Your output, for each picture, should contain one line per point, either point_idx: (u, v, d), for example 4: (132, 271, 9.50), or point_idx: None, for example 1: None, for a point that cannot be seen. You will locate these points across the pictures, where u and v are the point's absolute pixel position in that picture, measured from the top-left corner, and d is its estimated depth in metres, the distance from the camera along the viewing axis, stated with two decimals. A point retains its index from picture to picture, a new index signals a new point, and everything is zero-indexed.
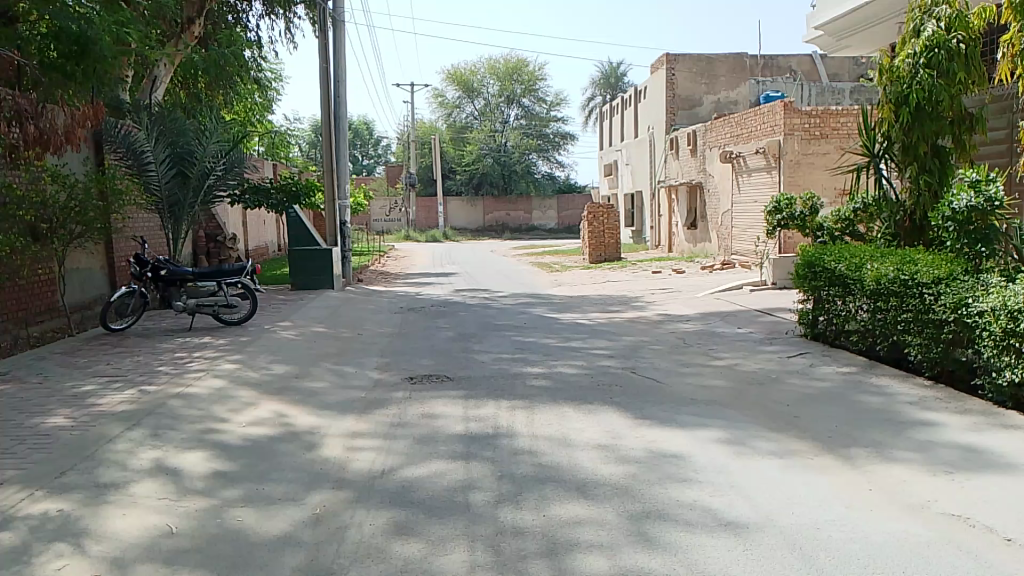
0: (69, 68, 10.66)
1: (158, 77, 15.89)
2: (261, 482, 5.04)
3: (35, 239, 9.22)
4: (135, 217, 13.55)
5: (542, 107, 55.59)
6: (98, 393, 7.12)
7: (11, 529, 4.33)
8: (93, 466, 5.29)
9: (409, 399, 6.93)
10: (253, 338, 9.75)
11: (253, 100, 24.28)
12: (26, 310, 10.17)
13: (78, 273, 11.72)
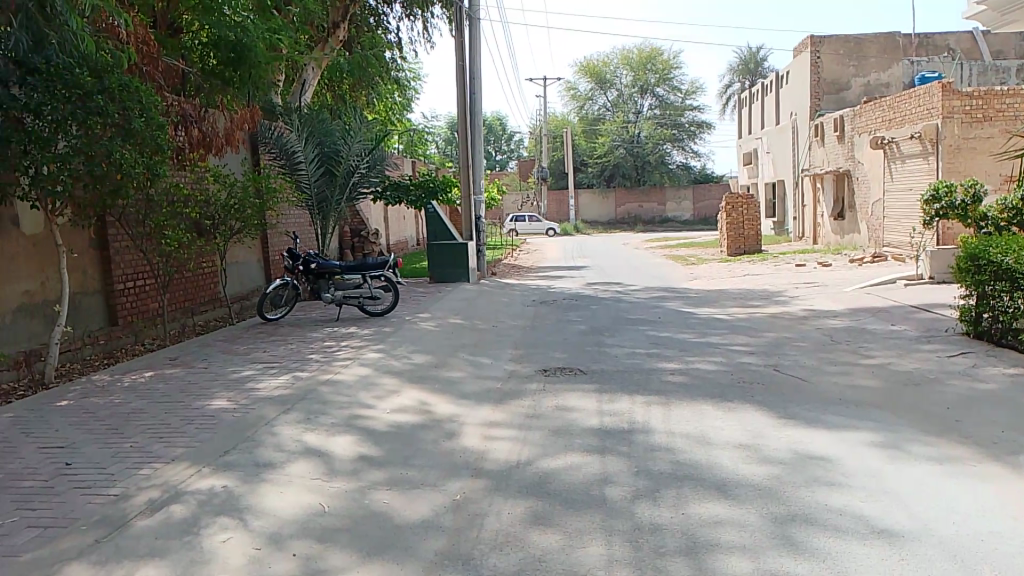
0: (229, 76, 11.56)
1: (306, 80, 16.74)
2: (403, 467, 5.23)
3: (200, 235, 9.95)
4: (287, 214, 14.41)
5: (677, 96, 54.52)
6: (256, 379, 7.61)
7: (182, 502, 4.71)
8: (253, 446, 5.68)
9: (544, 391, 6.97)
10: (394, 329, 10.12)
11: (393, 99, 25.25)
12: (191, 301, 11.01)
13: (237, 266, 12.59)
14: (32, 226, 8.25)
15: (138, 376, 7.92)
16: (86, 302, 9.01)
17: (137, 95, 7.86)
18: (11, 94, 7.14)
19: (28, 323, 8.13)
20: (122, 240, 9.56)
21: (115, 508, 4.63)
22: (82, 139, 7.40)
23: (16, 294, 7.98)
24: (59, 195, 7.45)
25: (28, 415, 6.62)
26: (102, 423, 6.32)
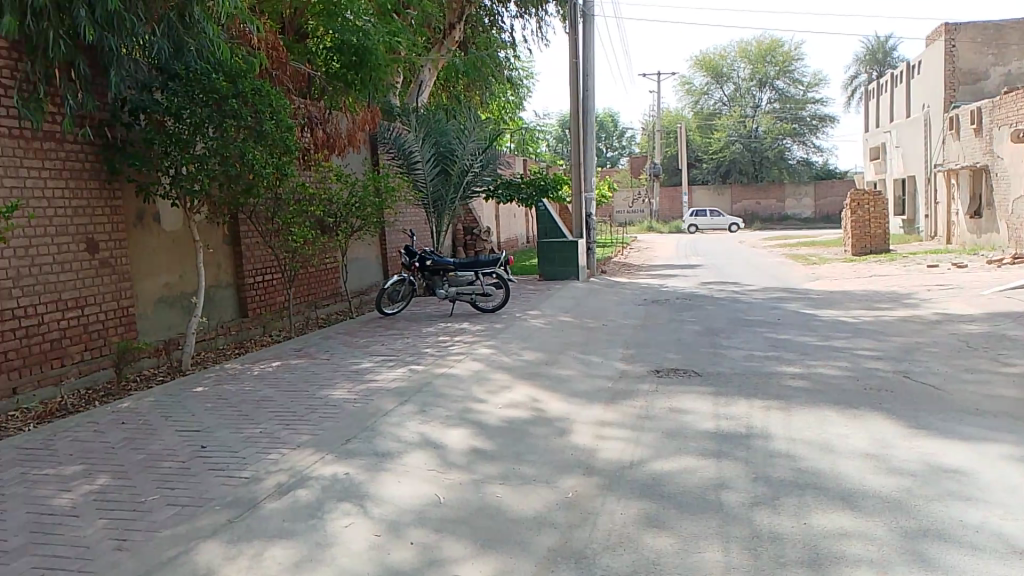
0: (351, 78, 11.96)
1: (423, 81, 17.22)
2: (516, 462, 5.28)
3: (324, 232, 10.36)
4: (405, 211, 14.84)
5: (798, 89, 52.52)
6: (375, 370, 7.88)
7: (308, 487, 4.94)
8: (372, 436, 5.87)
9: (657, 392, 6.88)
10: (506, 326, 10.24)
11: (507, 97, 25.58)
12: (314, 295, 11.52)
13: (357, 263, 13.06)
14: (172, 223, 8.84)
15: (266, 365, 8.35)
16: (220, 295, 9.57)
17: (268, 99, 8.27)
18: (154, 100, 7.72)
19: (168, 313, 8.72)
20: (251, 236, 10.10)
21: (246, 490, 4.90)
22: (218, 140, 7.82)
23: (157, 286, 8.57)
24: (197, 194, 7.88)
25: (168, 399, 7.10)
26: (234, 409, 6.71)
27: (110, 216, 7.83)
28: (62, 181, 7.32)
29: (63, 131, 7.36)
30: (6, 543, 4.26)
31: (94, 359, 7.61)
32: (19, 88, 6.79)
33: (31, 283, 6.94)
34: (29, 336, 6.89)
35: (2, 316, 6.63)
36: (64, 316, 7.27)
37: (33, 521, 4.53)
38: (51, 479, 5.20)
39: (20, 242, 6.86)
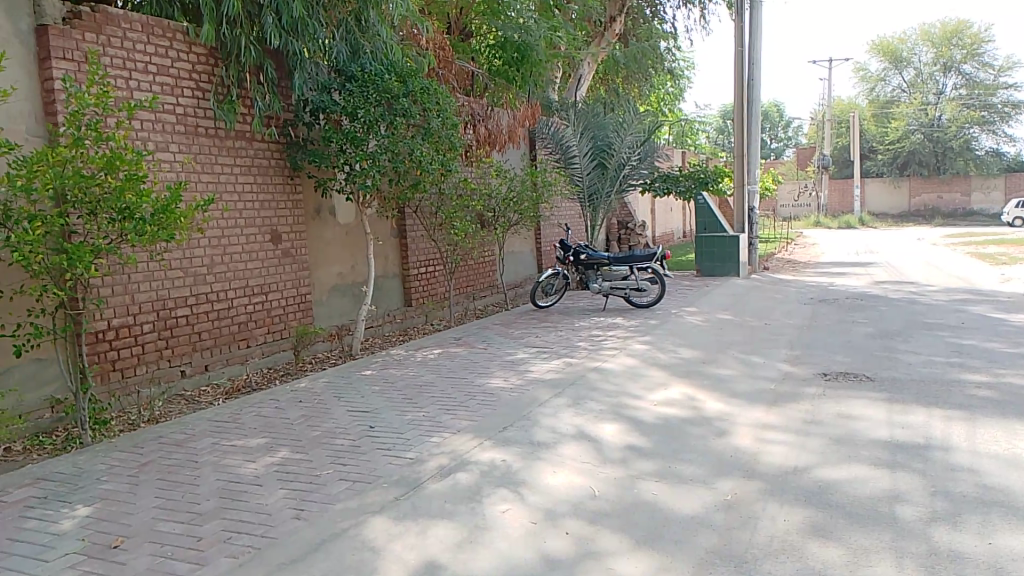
0: (512, 74, 12.68)
1: (582, 74, 17.32)
2: (673, 461, 5.22)
3: (483, 225, 10.64)
4: (561, 205, 14.98)
5: (988, 74, 47.41)
6: (530, 362, 8.03)
7: (468, 471, 5.13)
8: (528, 425, 5.99)
9: (824, 396, 6.56)
10: (661, 322, 10.11)
11: (666, 89, 25.20)
12: (472, 286, 11.89)
13: (513, 256, 13.35)
14: (346, 216, 9.40)
15: (428, 353, 8.72)
16: (387, 285, 10.08)
17: (435, 97, 8.61)
18: (332, 100, 8.10)
19: (341, 301, 9.30)
20: (417, 229, 10.57)
21: (410, 470, 5.16)
22: (389, 138, 8.20)
23: (332, 275, 9.16)
24: (370, 189, 8.29)
25: (339, 381, 7.58)
26: (398, 392, 7.07)
27: (291, 209, 8.45)
28: (251, 178, 7.94)
29: (252, 131, 7.95)
30: (201, 505, 4.72)
31: (275, 341, 8.27)
32: (215, 91, 7.51)
33: (223, 270, 7.61)
34: (220, 318, 7.58)
35: (198, 300, 7.32)
36: (250, 301, 7.93)
37: (223, 487, 4.99)
38: (238, 449, 5.70)
39: (215, 231, 7.53)
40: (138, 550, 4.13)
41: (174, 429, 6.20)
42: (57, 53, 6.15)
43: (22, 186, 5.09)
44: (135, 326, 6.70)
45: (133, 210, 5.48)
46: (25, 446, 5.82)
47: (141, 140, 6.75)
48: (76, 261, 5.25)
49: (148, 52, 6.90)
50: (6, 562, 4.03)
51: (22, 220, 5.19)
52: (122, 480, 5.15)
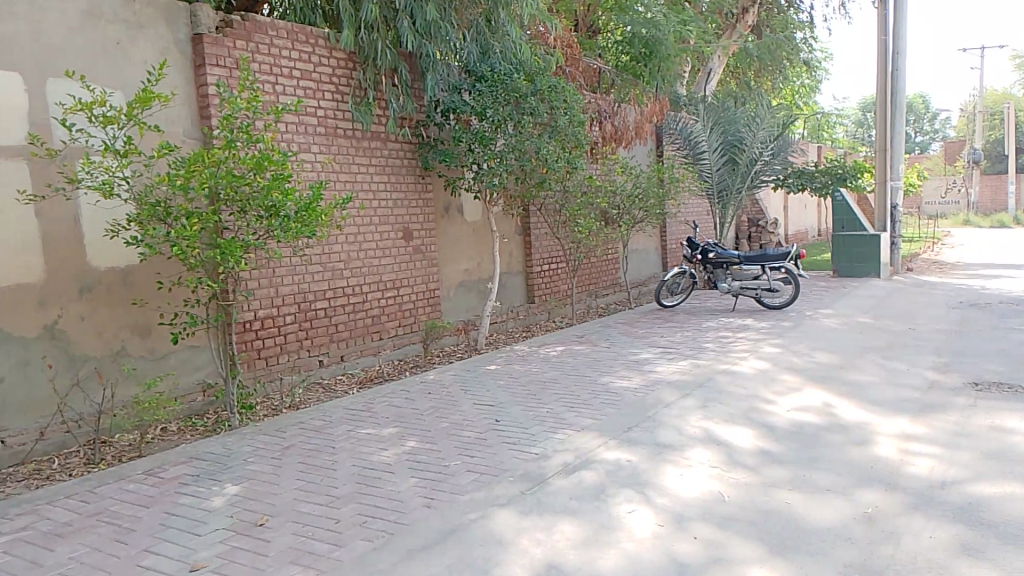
0: (640, 70, 12.73)
1: (712, 69, 16.91)
2: (808, 469, 5.01)
3: (608, 223, 10.57)
4: (688, 203, 14.69)
5: None
6: (655, 362, 7.92)
7: (594, 469, 5.11)
8: (654, 426, 5.91)
9: (975, 407, 6.10)
10: (795, 324, 9.72)
11: (800, 82, 24.24)
12: (595, 284, 11.86)
13: (637, 254, 13.21)
14: (473, 214, 9.58)
15: (551, 350, 8.75)
16: (512, 282, 10.21)
17: (563, 95, 8.65)
18: (463, 100, 8.27)
19: (467, 297, 9.50)
20: (541, 227, 10.64)
21: (536, 466, 5.20)
22: (516, 137, 8.32)
23: (459, 271, 9.36)
24: (497, 187, 8.44)
25: (465, 375, 7.74)
26: (523, 388, 7.14)
27: (422, 207, 8.71)
28: (385, 176, 8.23)
29: (387, 132, 8.22)
30: (338, 489, 4.94)
31: (406, 334, 8.54)
32: (353, 94, 7.83)
33: (359, 265, 7.93)
34: (355, 311, 7.90)
35: (335, 294, 7.66)
36: (383, 296, 8.22)
37: (358, 473, 5.21)
38: (372, 437, 5.93)
39: (351, 228, 7.85)
40: (281, 529, 4.37)
41: (313, 415, 6.52)
42: (211, 60, 6.59)
43: (181, 185, 5.49)
44: (278, 317, 7.09)
45: (278, 208, 5.81)
46: (180, 426, 6.28)
47: (287, 142, 7.13)
48: (227, 256, 5.62)
49: (293, 57, 7.28)
50: (165, 533, 4.36)
51: (179, 217, 5.59)
52: (265, 462, 5.47)
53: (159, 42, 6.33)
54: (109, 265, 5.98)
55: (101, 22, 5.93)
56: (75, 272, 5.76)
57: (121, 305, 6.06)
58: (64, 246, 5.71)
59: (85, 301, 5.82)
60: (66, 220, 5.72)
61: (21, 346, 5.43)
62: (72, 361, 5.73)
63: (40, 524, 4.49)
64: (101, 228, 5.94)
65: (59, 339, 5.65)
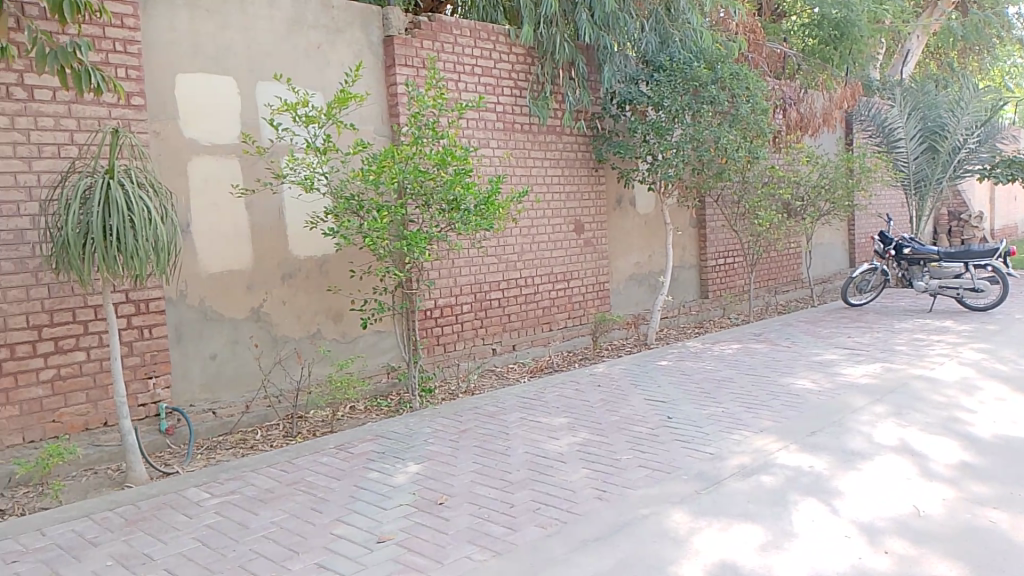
0: (829, 53, 12.04)
1: (910, 50, 15.85)
2: (1018, 487, 4.53)
3: (790, 215, 10.09)
4: (880, 194, 13.74)
5: None
6: (841, 364, 7.48)
7: (772, 473, 4.91)
8: (840, 432, 5.59)
9: None
10: (1002, 327, 8.81)
11: (1012, 61, 21.89)
12: (774, 280, 11.36)
13: (821, 248, 12.51)
14: (645, 206, 9.46)
15: (726, 347, 8.48)
16: (684, 275, 9.99)
17: (745, 82, 8.34)
18: (640, 91, 8.20)
19: (638, 290, 9.40)
20: (717, 219, 10.34)
21: (712, 466, 5.07)
22: (694, 127, 8.14)
23: (630, 264, 9.28)
24: (673, 179, 8.31)
25: (636, 369, 7.67)
26: (698, 385, 6.99)
27: (595, 199, 8.73)
28: (560, 169, 8.31)
29: (563, 125, 8.29)
30: (512, 475, 5.07)
31: (576, 326, 8.61)
32: (531, 88, 7.96)
33: (532, 257, 8.07)
34: (527, 302, 8.06)
35: (509, 284, 7.85)
36: (554, 287, 8.33)
37: (532, 460, 5.32)
38: (544, 426, 6.03)
39: (526, 220, 8.00)
40: (459, 509, 4.55)
41: (487, 401, 6.72)
42: (400, 61, 6.94)
43: (373, 179, 5.84)
44: (455, 306, 7.37)
45: (459, 202, 6.05)
46: (366, 406, 6.69)
47: (468, 137, 7.38)
48: (413, 247, 5.94)
49: (475, 54, 7.50)
50: (354, 505, 4.68)
51: (371, 210, 5.96)
52: (444, 444, 5.72)
53: (354, 45, 6.75)
54: (308, 254, 6.48)
55: (303, 28, 6.40)
56: (279, 261, 6.29)
57: (318, 291, 6.54)
58: (270, 236, 6.24)
59: (287, 287, 6.33)
60: (272, 213, 6.25)
61: (232, 327, 6.00)
62: (275, 341, 6.27)
63: (246, 489, 4.96)
64: (302, 220, 6.44)
65: (263, 321, 6.19)
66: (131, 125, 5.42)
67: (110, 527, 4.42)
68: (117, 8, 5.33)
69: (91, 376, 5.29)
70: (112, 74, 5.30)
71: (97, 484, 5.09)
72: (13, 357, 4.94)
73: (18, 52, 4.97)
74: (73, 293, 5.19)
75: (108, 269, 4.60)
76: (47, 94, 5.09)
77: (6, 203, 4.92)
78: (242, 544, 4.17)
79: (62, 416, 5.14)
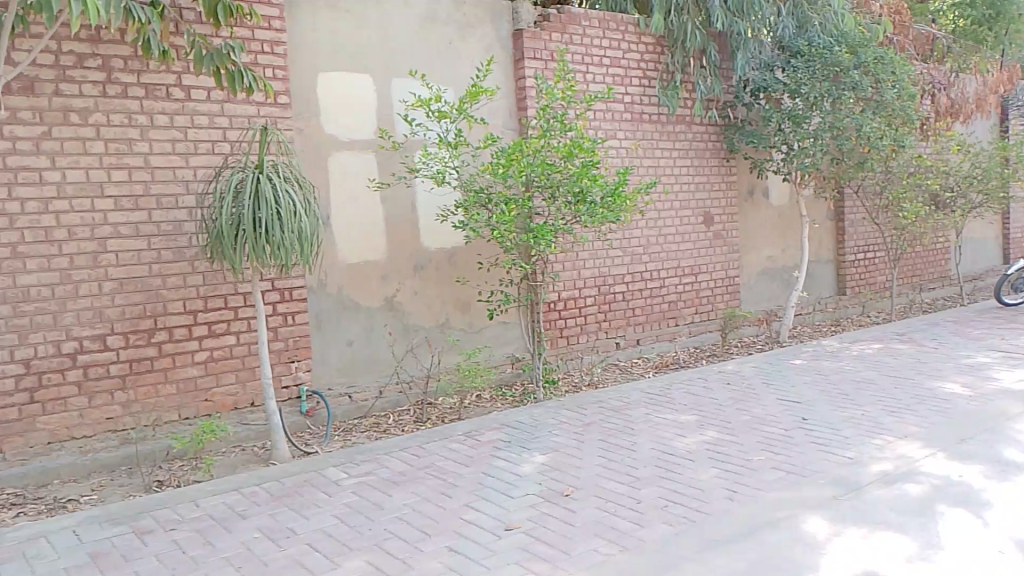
0: (982, 34, 11.14)
1: None
2: None
3: (938, 208, 9.45)
4: None
5: None
6: (995, 368, 6.95)
7: (918, 481, 4.63)
8: (994, 440, 5.20)
9: None
10: None
11: None
12: (919, 276, 10.70)
13: (972, 243, 11.67)
14: (779, 197, 9.11)
15: (865, 347, 8.06)
16: (820, 270, 9.57)
17: (891, 66, 7.91)
18: (776, 78, 7.93)
19: (770, 285, 9.08)
20: (857, 212, 9.83)
21: (850, 471, 4.83)
22: (834, 114, 7.78)
23: (762, 258, 8.98)
24: (810, 169, 7.96)
25: (767, 368, 7.41)
26: (835, 386, 6.67)
27: (725, 191, 8.49)
28: (689, 160, 8.13)
29: (692, 115, 8.10)
30: (639, 470, 5.02)
31: (704, 322, 8.41)
32: (660, 78, 7.83)
33: (658, 250, 7.95)
34: (653, 296, 7.95)
35: (635, 278, 7.77)
36: (681, 281, 8.17)
37: (659, 456, 5.25)
38: (671, 422, 5.93)
39: (653, 213, 7.89)
40: (587, 502, 4.55)
41: (612, 395, 6.68)
42: (529, 54, 6.99)
43: (501, 172, 5.92)
44: (579, 298, 7.36)
45: (586, 194, 6.04)
46: (492, 395, 6.80)
47: (596, 128, 7.34)
48: (539, 239, 5.97)
49: (604, 45, 7.45)
50: (482, 492, 4.76)
51: (499, 203, 6.04)
52: (570, 436, 5.73)
53: (485, 40, 6.84)
54: (439, 246, 6.64)
55: (436, 24, 6.55)
56: (411, 252, 6.48)
57: (447, 283, 6.69)
58: (403, 228, 6.44)
59: (418, 278, 6.52)
60: (405, 205, 6.44)
61: (367, 315, 6.23)
62: (406, 330, 6.47)
63: (380, 471, 5.14)
64: (433, 213, 6.60)
65: (396, 311, 6.40)
66: (278, 123, 5.73)
67: (257, 501, 4.69)
68: (266, 10, 5.63)
69: (240, 358, 5.63)
70: (261, 73, 5.61)
71: (244, 460, 5.42)
72: (171, 339, 5.32)
73: (177, 55, 5.34)
74: (225, 281, 5.54)
75: (258, 259, 4.88)
76: (203, 94, 5.44)
77: (166, 196, 5.30)
78: (377, 523, 4.33)
79: (214, 395, 5.51)
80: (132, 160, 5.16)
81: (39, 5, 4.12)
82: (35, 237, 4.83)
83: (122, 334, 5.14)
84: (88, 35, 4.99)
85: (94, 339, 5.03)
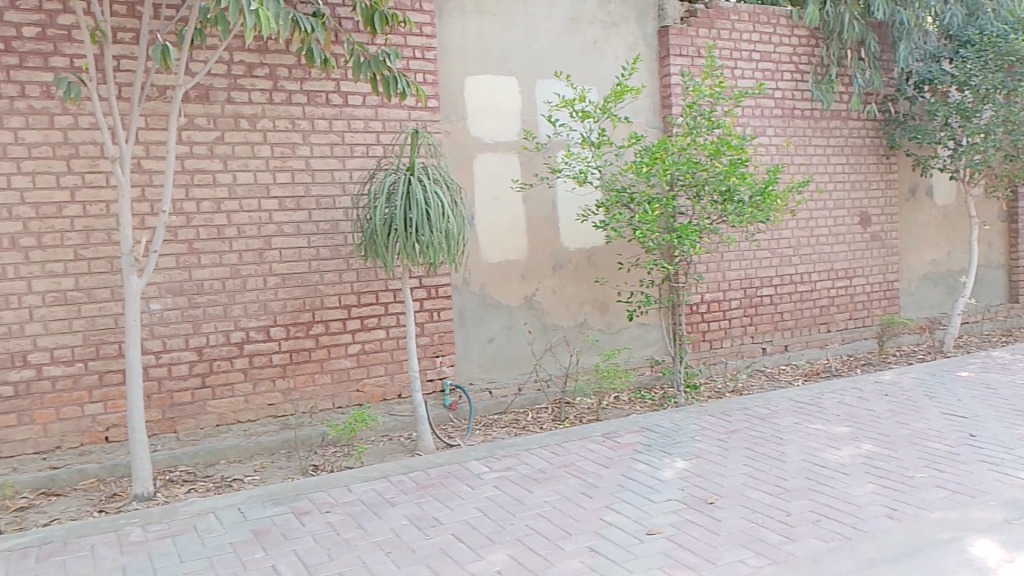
0: None
1: None
2: None
3: None
4: None
5: None
6: None
7: None
8: None
9: None
10: None
11: None
12: None
13: None
14: (944, 196, 8.50)
15: None
16: (990, 275, 8.86)
17: None
18: (942, 70, 7.43)
19: (933, 290, 8.50)
20: None
21: None
22: (1009, 107, 7.18)
23: (925, 262, 8.42)
24: (981, 166, 7.38)
25: (928, 379, 6.95)
26: (1007, 401, 6.16)
27: (884, 190, 8.01)
28: (845, 158, 7.74)
29: (848, 110, 7.70)
30: (788, 481, 4.83)
31: (858, 328, 7.98)
32: (814, 71, 7.50)
33: (810, 252, 7.62)
34: (803, 300, 7.62)
35: (783, 280, 7.48)
36: (834, 285, 7.79)
37: (809, 468, 5.03)
38: (822, 433, 5.67)
39: (805, 213, 7.57)
40: (732, 511, 4.43)
41: (758, 403, 6.46)
42: (675, 51, 6.87)
43: (645, 171, 5.85)
44: (723, 301, 7.17)
45: (733, 192, 5.88)
46: (631, 397, 6.74)
47: (744, 125, 7.12)
48: (683, 239, 5.86)
49: (753, 39, 7.21)
50: (623, 494, 4.73)
51: (642, 203, 5.98)
52: (713, 442, 5.59)
53: (630, 38, 6.79)
54: (579, 246, 6.66)
55: (581, 24, 6.57)
56: (552, 251, 6.53)
57: (586, 283, 6.70)
58: (544, 227, 6.49)
59: (558, 277, 6.56)
60: (547, 205, 6.50)
61: (508, 313, 6.34)
62: (546, 328, 6.52)
63: (521, 467, 5.21)
64: (575, 213, 6.62)
65: (536, 309, 6.47)
66: (428, 126, 5.92)
67: (405, 489, 4.87)
68: (418, 17, 5.83)
69: (389, 352, 5.86)
70: (413, 78, 5.82)
71: (392, 449, 5.62)
72: (327, 331, 5.62)
73: (337, 63, 5.63)
74: (376, 278, 5.78)
75: (409, 257, 5.07)
76: (359, 99, 5.70)
77: (326, 196, 5.60)
78: (519, 518, 4.39)
79: (365, 386, 5.77)
80: (295, 163, 5.48)
81: (215, 19, 4.49)
82: (210, 234, 5.23)
83: (284, 325, 5.47)
84: (257, 45, 5.35)
85: (258, 330, 5.38)
